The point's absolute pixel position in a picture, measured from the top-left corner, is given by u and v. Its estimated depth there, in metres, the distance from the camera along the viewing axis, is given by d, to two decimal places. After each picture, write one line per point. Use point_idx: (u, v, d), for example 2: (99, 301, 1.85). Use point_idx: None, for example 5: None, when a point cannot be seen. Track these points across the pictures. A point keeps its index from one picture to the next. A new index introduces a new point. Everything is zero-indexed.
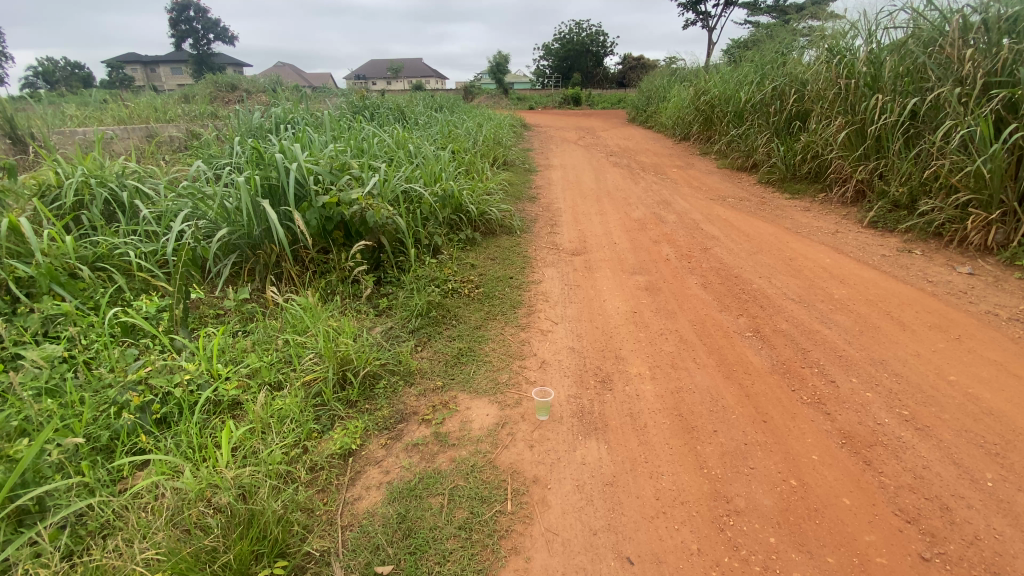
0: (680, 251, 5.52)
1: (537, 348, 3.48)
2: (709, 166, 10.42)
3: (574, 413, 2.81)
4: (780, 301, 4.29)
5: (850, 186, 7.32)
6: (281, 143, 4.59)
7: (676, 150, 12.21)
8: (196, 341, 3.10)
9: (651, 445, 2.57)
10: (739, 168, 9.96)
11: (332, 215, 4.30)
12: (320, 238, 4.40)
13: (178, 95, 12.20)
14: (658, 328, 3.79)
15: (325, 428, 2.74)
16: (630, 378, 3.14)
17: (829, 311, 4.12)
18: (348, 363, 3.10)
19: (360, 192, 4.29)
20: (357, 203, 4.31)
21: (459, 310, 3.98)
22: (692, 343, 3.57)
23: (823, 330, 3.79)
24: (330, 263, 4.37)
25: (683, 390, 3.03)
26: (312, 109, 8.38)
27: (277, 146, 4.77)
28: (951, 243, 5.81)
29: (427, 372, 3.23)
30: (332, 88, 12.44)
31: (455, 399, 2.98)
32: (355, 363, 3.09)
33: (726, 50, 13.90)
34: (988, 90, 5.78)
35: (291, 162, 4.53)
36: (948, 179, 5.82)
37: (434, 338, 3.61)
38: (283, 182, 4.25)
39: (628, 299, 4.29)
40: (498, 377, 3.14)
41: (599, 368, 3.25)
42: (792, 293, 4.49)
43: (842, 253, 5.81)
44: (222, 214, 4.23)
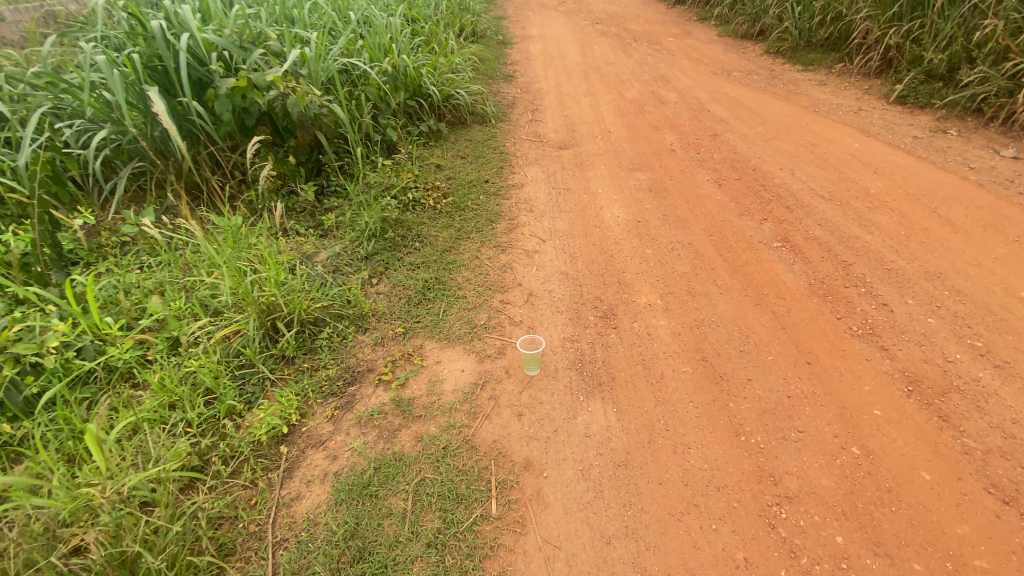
0: (686, 139, 4.64)
1: (521, 276, 2.80)
2: (709, 33, 9.00)
3: (572, 363, 2.21)
4: (808, 199, 3.58)
5: (877, 52, 6.21)
6: (166, 5, 3.41)
7: (670, 15, 10.57)
8: (69, 290, 2.34)
9: (671, 401, 2.02)
10: (743, 34, 8.46)
11: (247, 107, 3.31)
12: (241, 136, 3.47)
13: None
14: (668, 241, 3.10)
15: (251, 399, 2.12)
16: (640, 311, 2.52)
17: (865, 210, 3.45)
18: (276, 309, 2.38)
19: (276, 73, 3.26)
20: (275, 87, 3.30)
21: (422, 228, 3.21)
22: (710, 259, 2.92)
23: (863, 234, 3.14)
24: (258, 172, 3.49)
25: (702, 324, 2.43)
26: None
27: (161, 9, 3.56)
28: (991, 121, 5.02)
29: (386, 314, 2.55)
30: None
31: (421, 349, 2.35)
32: (284, 309, 2.38)
33: None
34: None
35: (183, 32, 3.41)
36: (1002, 42, 4.90)
37: (393, 267, 2.89)
38: (171, 63, 3.19)
39: (627, 205, 3.53)
40: (475, 317, 2.50)
41: (600, 301, 2.61)
42: (820, 187, 3.77)
43: (869, 135, 5.01)
44: (98, 106, 3.18)
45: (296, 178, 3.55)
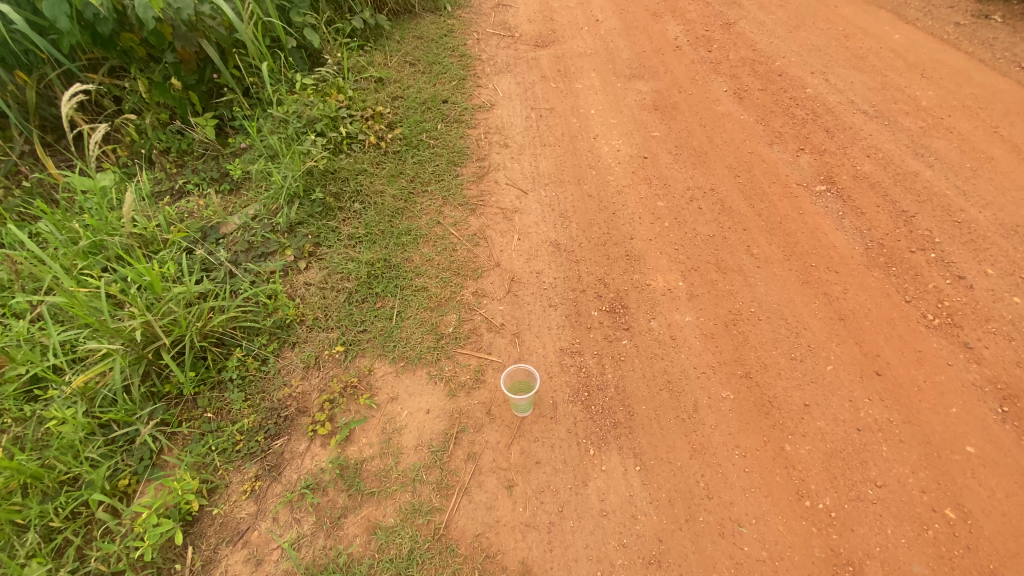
0: (693, 27, 3.66)
1: (499, 250, 2.10)
2: None
3: (576, 395, 1.64)
4: (848, 116, 2.87)
5: None
6: None
7: None
8: None
9: (710, 447, 1.52)
10: None
11: (87, 10, 2.27)
12: (91, 50, 2.45)
13: None
14: (684, 187, 2.40)
15: (139, 471, 1.58)
16: (658, 301, 1.92)
17: (920, 131, 2.77)
18: (155, 338, 1.71)
19: None
20: None
21: (362, 178, 2.41)
22: (739, 213, 2.27)
23: (921, 168, 2.51)
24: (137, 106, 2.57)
25: (739, 317, 1.86)
26: None
27: None
28: None
29: (318, 322, 1.89)
30: None
31: (368, 376, 1.74)
32: (167, 338, 1.70)
33: None
34: None
35: None
36: None
37: (326, 245, 2.17)
38: None
39: (628, 132, 2.74)
40: (439, 322, 1.86)
41: (605, 286, 1.97)
42: (862, 99, 3.04)
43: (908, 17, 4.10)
44: None
45: (187, 109, 2.63)
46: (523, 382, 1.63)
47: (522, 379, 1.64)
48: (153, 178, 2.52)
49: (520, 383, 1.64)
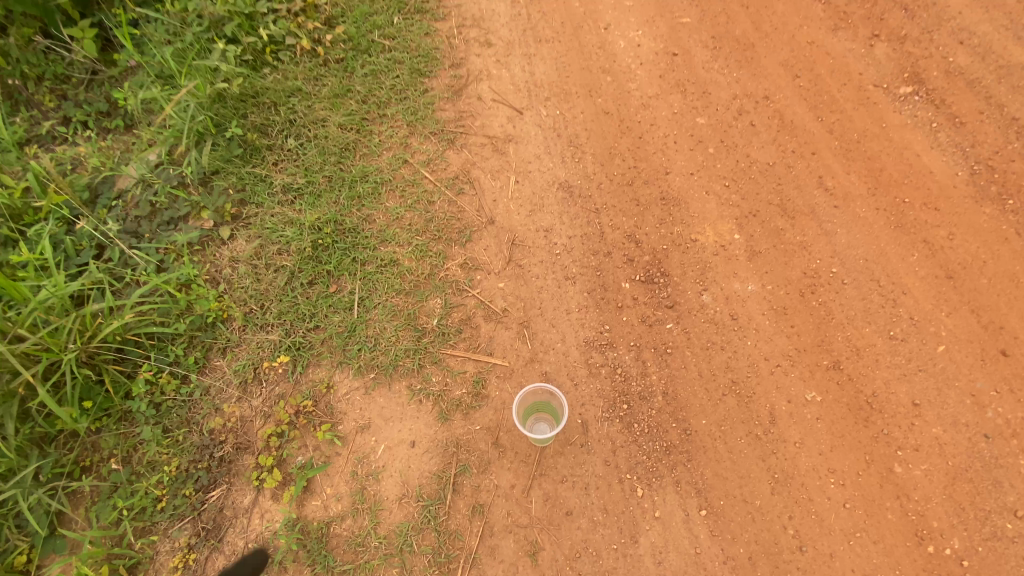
0: None
1: (492, 200, 1.55)
2: None
3: (610, 409, 1.21)
4: None
5: None
6: None
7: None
8: None
9: (797, 475, 1.14)
10: None
11: None
12: None
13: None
14: (729, 97, 1.79)
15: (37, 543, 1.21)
16: (710, 264, 1.41)
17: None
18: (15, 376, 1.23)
19: None
20: None
21: (295, 102, 1.77)
22: (805, 130, 1.71)
23: None
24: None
25: (817, 282, 1.39)
26: None
27: None
28: None
29: (251, 318, 1.42)
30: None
31: (326, 394, 1.29)
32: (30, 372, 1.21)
33: None
34: None
35: None
36: None
37: (254, 202, 1.63)
38: None
39: (651, 17, 1.99)
40: (418, 311, 1.37)
41: (637, 245, 1.45)
42: None
43: None
44: None
45: (57, 18, 1.82)
46: (536, 403, 1.22)
47: (536, 399, 1.21)
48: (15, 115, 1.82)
49: (536, 401, 1.21)
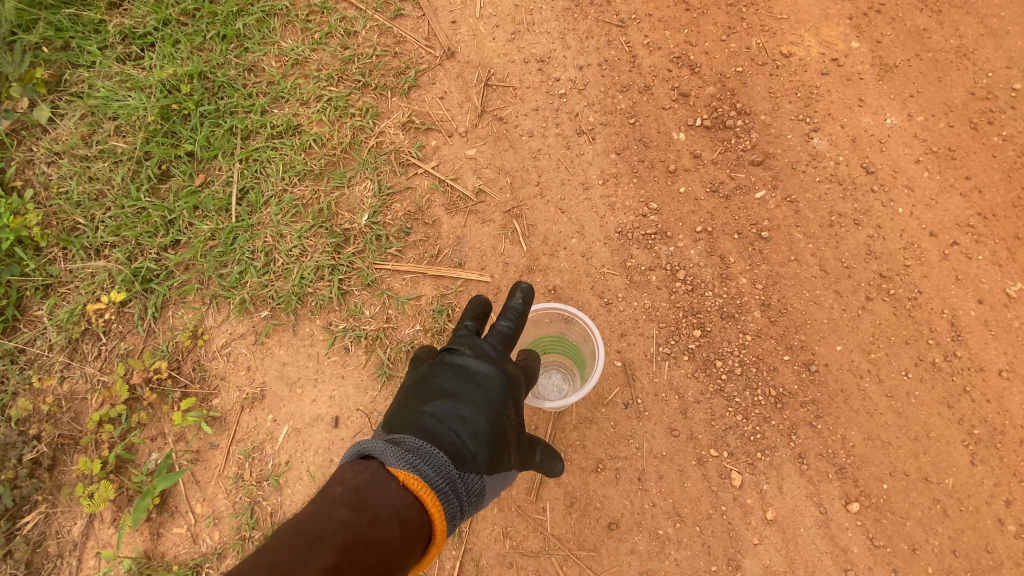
0: None
1: (449, 21, 0.94)
2: None
3: (674, 334, 0.72)
4: None
5: None
6: None
7: None
8: None
9: (1008, 429, 0.66)
10: None
11: None
12: None
13: None
14: None
15: None
16: (817, 89, 0.84)
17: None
18: None
19: None
20: None
21: None
22: None
23: None
24: None
25: (994, 105, 0.83)
26: None
27: None
28: None
29: (77, 238, 0.88)
30: None
31: (194, 349, 0.79)
32: None
33: None
34: None
35: None
36: None
37: (82, 64, 1.03)
38: None
39: None
40: (333, 204, 0.83)
41: (694, 72, 0.87)
42: None
43: None
44: None
45: None
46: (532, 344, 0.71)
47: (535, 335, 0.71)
48: None
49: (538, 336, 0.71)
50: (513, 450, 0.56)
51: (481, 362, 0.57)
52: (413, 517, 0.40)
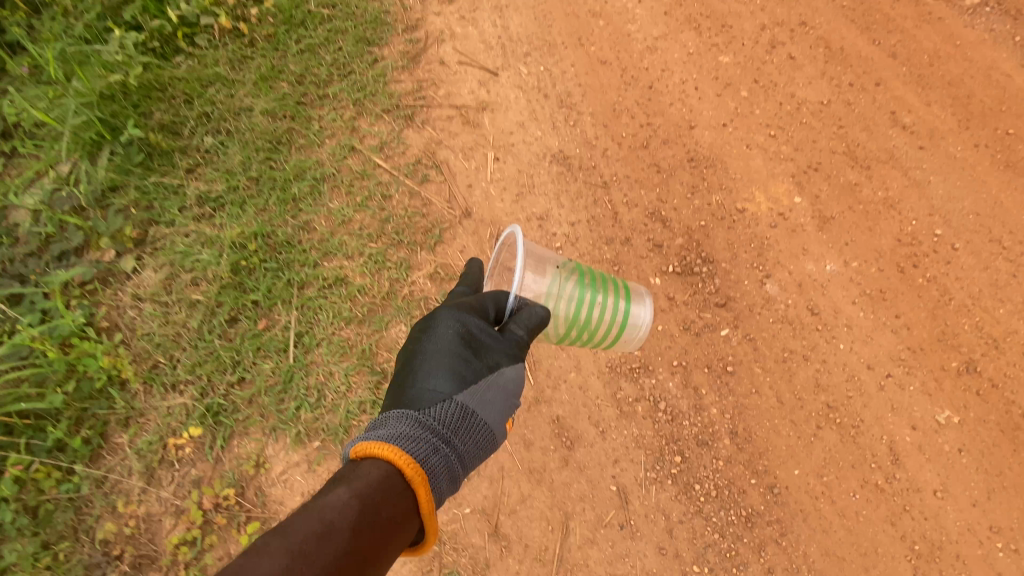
0: None
1: (466, 185, 1.17)
2: None
3: (656, 462, 0.88)
4: None
5: None
6: None
7: None
8: None
9: (945, 545, 0.82)
10: None
11: None
12: None
13: None
14: (755, 26, 1.29)
15: None
16: (768, 240, 1.03)
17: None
18: None
19: None
20: None
21: (211, 89, 1.38)
22: (870, 51, 1.26)
23: None
24: None
25: (920, 250, 1.01)
26: None
27: None
28: None
29: (157, 375, 1.06)
30: None
31: (258, 477, 0.97)
32: None
33: None
34: None
35: None
36: None
37: (165, 221, 1.26)
38: None
39: None
40: (374, 344, 1.03)
41: (666, 226, 1.07)
42: None
43: None
44: None
45: None
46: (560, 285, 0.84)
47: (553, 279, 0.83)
48: None
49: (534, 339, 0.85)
50: (484, 359, 0.65)
51: (431, 317, 0.67)
52: (370, 475, 0.50)
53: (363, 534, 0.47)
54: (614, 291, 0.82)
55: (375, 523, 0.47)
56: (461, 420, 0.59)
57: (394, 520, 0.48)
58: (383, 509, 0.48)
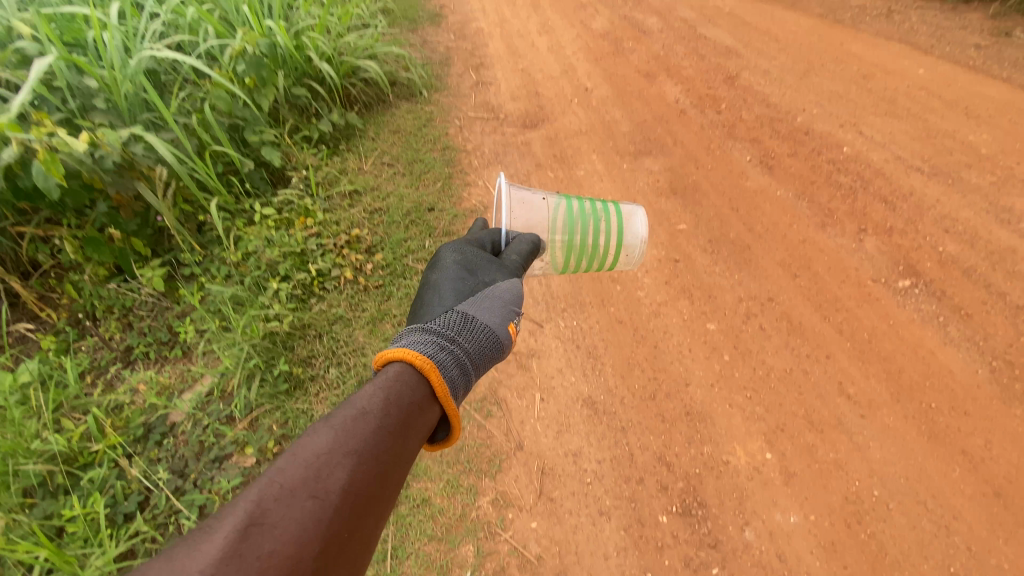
0: (693, 87, 3.40)
1: (519, 422, 1.68)
2: None
3: None
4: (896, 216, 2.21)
5: None
6: None
7: None
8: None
9: None
10: None
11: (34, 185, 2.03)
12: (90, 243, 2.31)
13: None
14: (735, 300, 1.96)
15: None
16: (746, 490, 1.51)
17: (988, 207, 2.22)
18: None
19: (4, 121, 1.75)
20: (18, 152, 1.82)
21: (337, 327, 2.11)
22: (816, 333, 1.81)
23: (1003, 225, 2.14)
24: (134, 292, 2.36)
25: (862, 507, 1.47)
26: None
27: None
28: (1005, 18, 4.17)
29: None
30: None
31: None
32: None
33: None
34: None
35: None
36: None
37: (295, 436, 1.84)
38: None
39: (650, 230, 2.33)
40: (450, 561, 1.44)
41: (670, 469, 1.56)
42: (909, 183, 2.41)
43: (910, 43, 3.80)
44: None
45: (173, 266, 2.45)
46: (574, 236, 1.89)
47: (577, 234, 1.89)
48: (124, 349, 2.26)
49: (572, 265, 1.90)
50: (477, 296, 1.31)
51: (448, 261, 1.47)
52: (391, 377, 1.05)
53: (387, 414, 1.00)
54: (606, 231, 1.87)
55: (394, 404, 1.01)
56: (462, 323, 1.23)
57: (411, 402, 1.03)
58: (403, 397, 1.03)
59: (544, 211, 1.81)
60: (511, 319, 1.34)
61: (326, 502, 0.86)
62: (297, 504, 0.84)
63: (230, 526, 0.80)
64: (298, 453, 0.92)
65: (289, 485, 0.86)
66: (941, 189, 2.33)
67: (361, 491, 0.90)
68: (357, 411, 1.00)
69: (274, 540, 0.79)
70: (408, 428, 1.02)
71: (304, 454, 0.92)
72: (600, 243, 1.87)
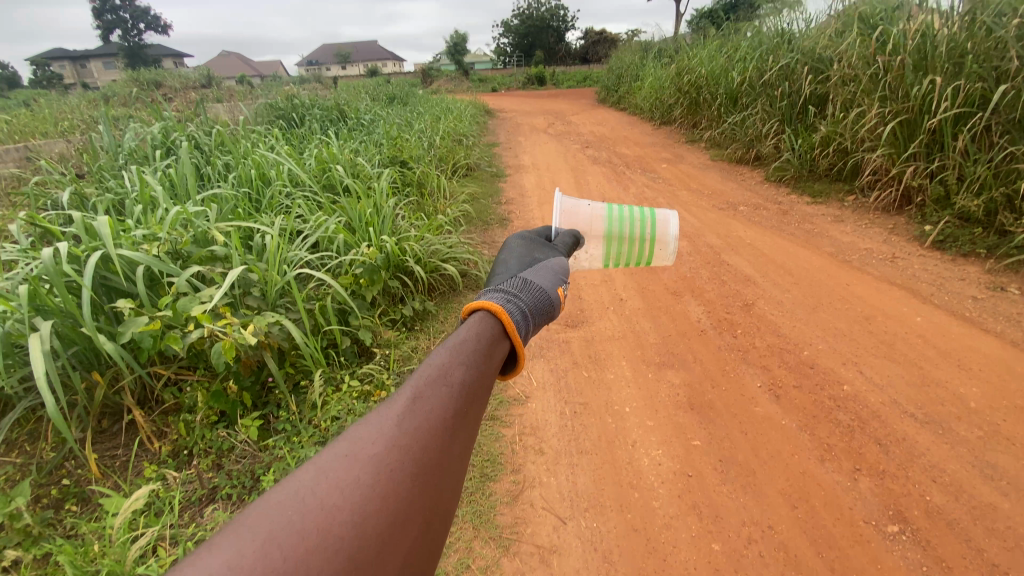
0: (714, 309, 4.01)
1: None
2: (690, 152, 9.28)
3: None
4: (888, 461, 2.51)
5: (865, 173, 6.13)
6: (136, 233, 2.92)
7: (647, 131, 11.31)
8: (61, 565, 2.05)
9: None
10: (725, 157, 8.64)
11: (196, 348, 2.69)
12: (213, 395, 2.91)
13: (78, 98, 9.71)
14: (738, 523, 2.23)
15: None
16: None
17: (974, 461, 2.48)
18: None
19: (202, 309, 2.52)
20: (200, 331, 2.56)
21: None
22: (809, 567, 2.03)
23: (992, 480, 2.36)
24: (234, 437, 2.88)
25: None
26: (200, 129, 6.03)
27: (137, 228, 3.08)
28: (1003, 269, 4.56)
29: None
30: (260, 90, 10.29)
31: None
32: None
33: (697, 25, 12.99)
34: (992, 131, 5.04)
35: (151, 248, 2.84)
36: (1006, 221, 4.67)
37: None
38: (140, 293, 2.62)
39: (667, 443, 2.70)
40: None
41: None
42: (903, 428, 2.71)
43: (910, 289, 4.35)
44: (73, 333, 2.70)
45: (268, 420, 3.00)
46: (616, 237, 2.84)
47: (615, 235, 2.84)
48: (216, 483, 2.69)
49: (614, 250, 2.86)
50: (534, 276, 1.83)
51: (511, 247, 2.22)
52: (481, 319, 1.45)
53: (481, 342, 1.37)
54: (637, 232, 2.84)
55: (486, 335, 1.39)
56: (523, 287, 1.67)
57: (496, 335, 1.42)
58: (491, 333, 1.42)
59: (591, 219, 2.83)
60: (559, 282, 1.87)
61: (453, 391, 1.21)
62: (434, 393, 1.19)
63: (389, 410, 1.13)
64: (423, 368, 1.26)
65: (424, 383, 1.21)
66: (930, 437, 2.64)
67: (473, 387, 1.26)
68: (460, 337, 1.34)
69: (423, 415, 1.13)
70: (495, 353, 1.38)
71: (427, 367, 1.26)
72: (634, 241, 2.84)
